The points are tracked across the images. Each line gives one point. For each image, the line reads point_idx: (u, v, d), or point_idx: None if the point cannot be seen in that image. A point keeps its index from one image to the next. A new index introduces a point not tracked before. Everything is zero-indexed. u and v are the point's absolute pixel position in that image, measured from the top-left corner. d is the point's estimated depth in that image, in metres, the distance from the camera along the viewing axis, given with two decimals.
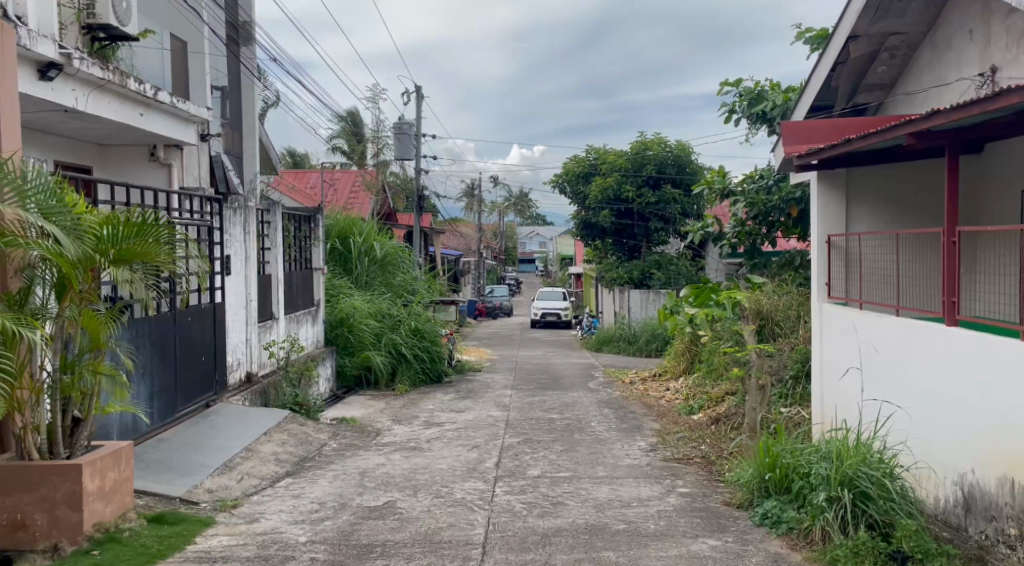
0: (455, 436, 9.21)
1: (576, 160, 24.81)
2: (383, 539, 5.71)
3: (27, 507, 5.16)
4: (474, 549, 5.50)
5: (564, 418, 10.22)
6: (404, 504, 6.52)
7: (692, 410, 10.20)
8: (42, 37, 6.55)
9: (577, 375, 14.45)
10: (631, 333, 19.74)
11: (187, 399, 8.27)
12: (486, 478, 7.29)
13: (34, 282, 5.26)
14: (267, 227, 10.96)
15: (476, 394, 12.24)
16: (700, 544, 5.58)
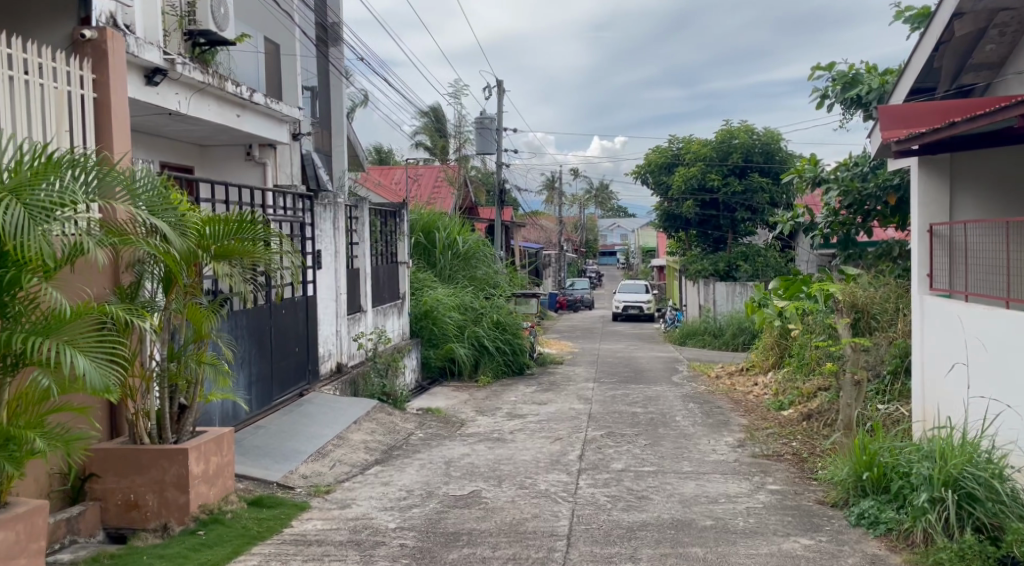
0: (538, 427, 9.28)
1: (659, 150, 24.59)
2: (469, 527, 5.82)
3: (140, 489, 5.44)
4: (559, 541, 5.55)
5: (648, 412, 10.17)
6: (489, 494, 6.63)
7: (782, 406, 10.02)
8: (148, 44, 6.85)
9: (660, 369, 14.35)
10: (717, 326, 19.46)
11: (282, 389, 8.57)
12: (570, 470, 7.34)
13: (144, 277, 5.54)
14: (356, 222, 11.23)
15: (559, 387, 12.29)
16: (793, 543, 5.51)
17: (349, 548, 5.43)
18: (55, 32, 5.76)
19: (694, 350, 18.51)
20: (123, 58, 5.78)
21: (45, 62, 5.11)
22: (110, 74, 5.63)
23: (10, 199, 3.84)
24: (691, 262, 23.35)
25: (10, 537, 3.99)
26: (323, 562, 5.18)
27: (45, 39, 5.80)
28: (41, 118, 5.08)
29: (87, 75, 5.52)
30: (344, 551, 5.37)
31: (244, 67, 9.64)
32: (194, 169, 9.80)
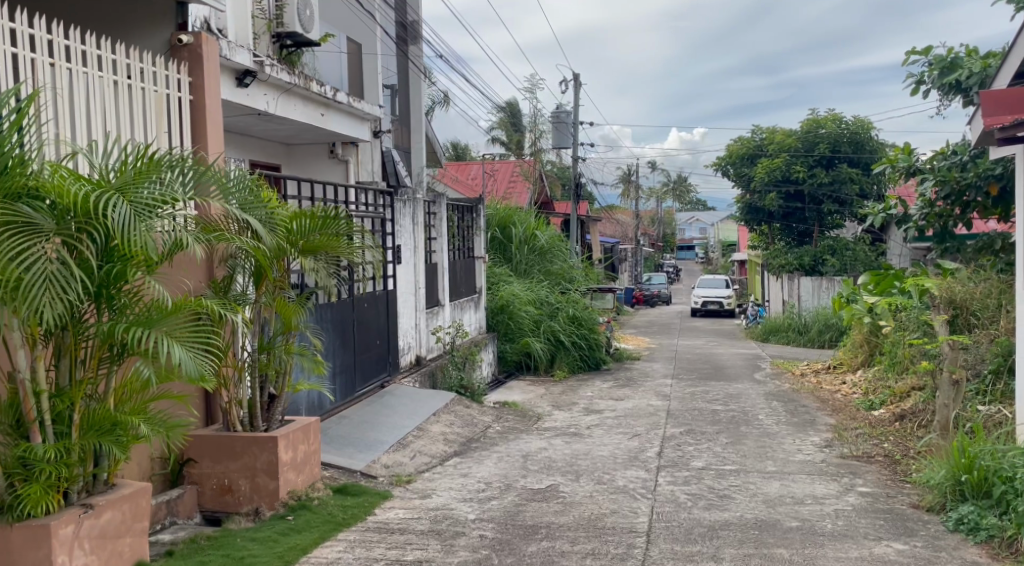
0: (616, 423, 9.29)
1: (741, 141, 24.24)
2: (547, 521, 5.89)
3: (233, 474, 5.68)
4: (638, 538, 5.57)
5: (729, 409, 10.07)
6: (567, 488, 6.68)
7: (873, 406, 9.81)
8: (239, 47, 7.13)
9: (742, 366, 14.16)
10: (802, 323, 19.07)
11: (364, 380, 8.80)
12: (649, 467, 7.34)
13: (236, 272, 5.76)
14: (434, 217, 11.38)
15: (636, 383, 12.24)
16: (884, 548, 5.40)
17: (431, 537, 5.55)
18: (152, 35, 6.01)
19: (778, 347, 18.20)
20: (217, 62, 6.01)
21: (144, 66, 5.37)
22: (204, 77, 5.87)
23: (117, 197, 3.94)
24: (774, 256, 22.91)
25: (118, 516, 4.20)
26: (406, 550, 5.31)
27: (144, 44, 6.03)
28: (141, 121, 5.32)
29: (184, 79, 5.77)
30: (425, 540, 5.49)
31: (328, 67, 9.90)
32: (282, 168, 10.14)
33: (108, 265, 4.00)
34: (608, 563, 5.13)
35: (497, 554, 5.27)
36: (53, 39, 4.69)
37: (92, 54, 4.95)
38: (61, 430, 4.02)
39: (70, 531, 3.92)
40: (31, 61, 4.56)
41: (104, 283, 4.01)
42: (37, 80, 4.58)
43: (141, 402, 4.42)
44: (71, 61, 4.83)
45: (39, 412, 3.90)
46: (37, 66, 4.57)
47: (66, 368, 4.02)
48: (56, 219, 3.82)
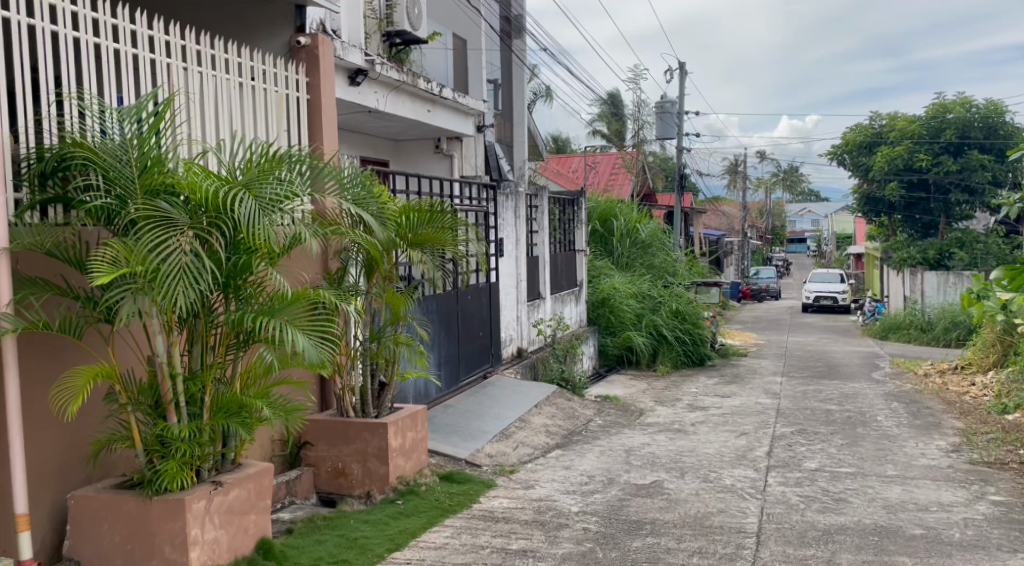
0: (722, 421, 9.18)
1: (859, 129, 23.49)
2: (653, 517, 5.90)
3: (347, 458, 5.92)
4: (748, 538, 5.51)
5: (845, 409, 9.80)
6: (672, 485, 6.67)
7: (1006, 409, 9.31)
8: (353, 48, 7.39)
9: (859, 365, 13.72)
10: (925, 320, 18.34)
11: (468, 370, 9.00)
12: (758, 467, 7.24)
13: (349, 264, 5.98)
14: (535, 210, 11.48)
15: (743, 380, 12.03)
16: (1019, 560, 5.18)
17: (534, 528, 5.64)
18: (268, 39, 6.30)
19: (899, 345, 17.54)
20: (332, 62, 6.26)
21: (266, 68, 5.64)
22: (321, 78, 6.13)
23: (244, 192, 4.15)
24: (897, 249, 22.11)
25: (243, 494, 4.46)
26: (511, 538, 5.40)
27: (264, 45, 6.30)
28: (263, 119, 5.61)
29: (302, 79, 6.04)
30: (529, 530, 5.58)
31: (435, 63, 10.13)
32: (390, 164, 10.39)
33: (235, 258, 4.23)
34: (717, 563, 5.10)
35: (601, 548, 5.31)
36: (186, 44, 4.99)
37: (220, 57, 5.24)
38: (194, 411, 4.29)
39: (202, 506, 4.17)
40: (167, 66, 4.86)
41: (232, 274, 4.25)
42: (173, 83, 4.89)
43: (265, 387, 4.67)
44: (201, 65, 5.14)
45: (175, 393, 4.18)
46: (173, 70, 4.88)
47: (198, 353, 4.29)
48: (190, 214, 4.07)
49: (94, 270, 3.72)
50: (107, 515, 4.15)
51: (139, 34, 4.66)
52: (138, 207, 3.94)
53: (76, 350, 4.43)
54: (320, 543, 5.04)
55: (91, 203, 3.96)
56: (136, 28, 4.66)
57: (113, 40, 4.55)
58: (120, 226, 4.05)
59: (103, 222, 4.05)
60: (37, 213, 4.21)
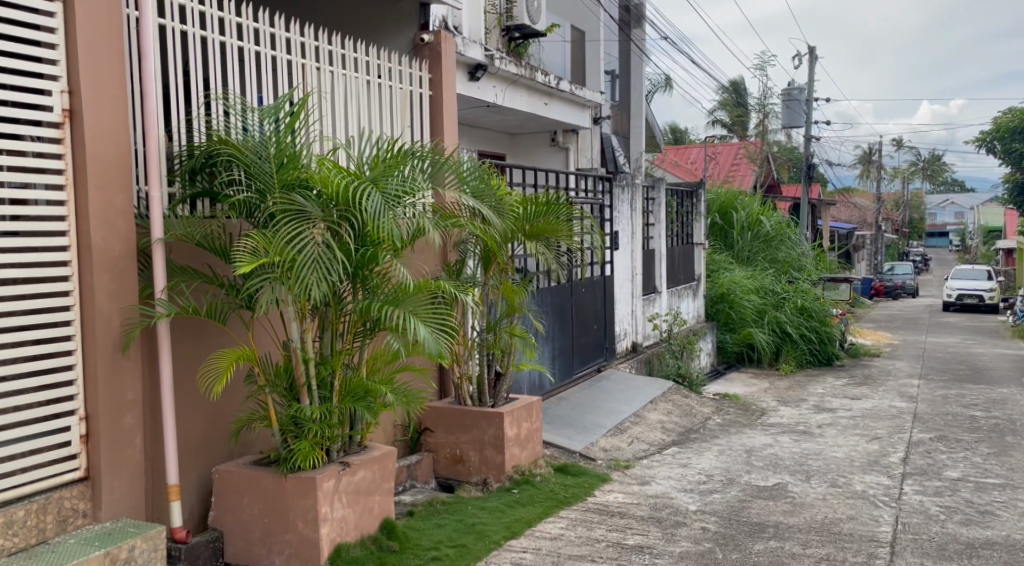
0: (852, 424, 8.88)
1: (1011, 114, 22.16)
2: (776, 520, 5.79)
3: (464, 445, 6.08)
4: (882, 548, 5.33)
5: (991, 416, 9.29)
6: (797, 489, 6.52)
7: None
8: (473, 43, 7.50)
9: (1008, 369, 12.95)
10: None
11: (582, 363, 9.04)
12: (892, 474, 6.98)
13: (467, 255, 6.10)
14: (652, 203, 11.38)
15: (875, 381, 11.56)
16: None
17: (651, 524, 5.63)
18: (392, 36, 6.50)
19: None
20: (453, 58, 6.42)
21: (391, 66, 5.85)
22: (443, 74, 6.29)
23: (372, 186, 4.31)
24: None
25: (369, 475, 4.66)
26: (627, 534, 5.41)
27: (386, 43, 6.50)
28: (389, 116, 5.83)
29: (425, 75, 6.22)
30: (646, 526, 5.57)
31: (553, 56, 10.16)
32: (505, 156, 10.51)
33: (363, 249, 4.41)
34: None
35: (721, 549, 5.25)
36: (319, 45, 5.23)
37: (350, 57, 5.47)
38: (325, 394, 4.51)
39: (332, 485, 4.38)
40: (302, 66, 5.11)
41: (360, 264, 4.42)
42: (308, 83, 5.13)
43: (390, 373, 4.84)
44: (333, 65, 5.37)
45: (308, 376, 4.41)
46: (307, 70, 5.12)
47: (328, 339, 4.51)
48: (322, 207, 4.28)
49: (237, 259, 3.96)
50: (246, 490, 4.42)
51: (277, 36, 4.92)
52: (276, 200, 4.17)
53: (220, 334, 4.74)
54: (440, 528, 5.20)
55: (235, 197, 4.23)
56: (274, 30, 4.92)
57: (254, 42, 4.82)
58: (260, 218, 4.30)
59: (245, 215, 4.31)
60: (188, 206, 4.54)
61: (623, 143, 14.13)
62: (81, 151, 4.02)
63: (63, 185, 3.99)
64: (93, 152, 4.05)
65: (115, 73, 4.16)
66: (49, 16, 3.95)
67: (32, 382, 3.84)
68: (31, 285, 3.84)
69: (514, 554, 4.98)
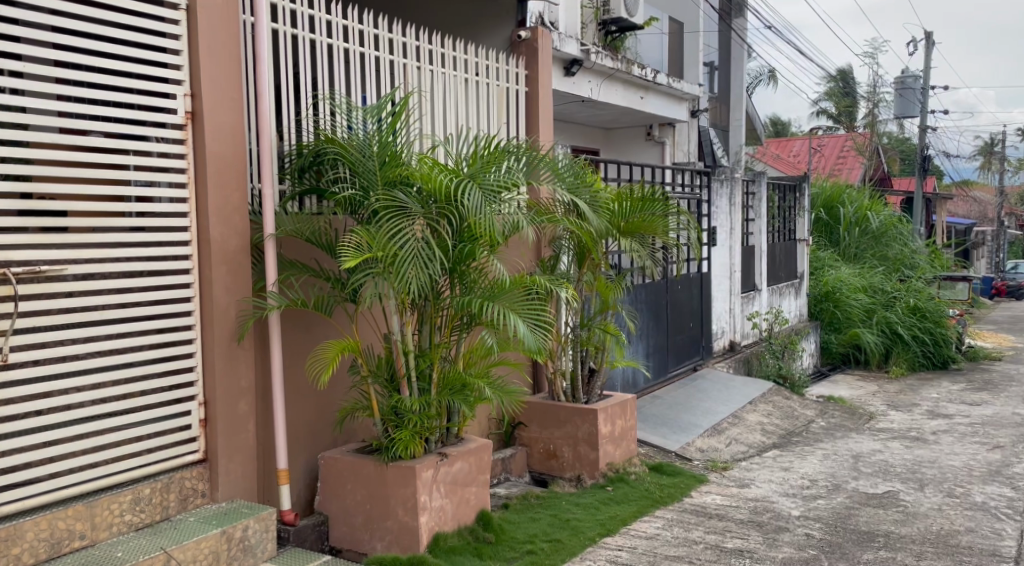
0: (969, 431, 8.50)
1: None
2: (886, 530, 5.61)
3: (558, 441, 6.11)
4: (1003, 563, 5.10)
5: None
6: (909, 498, 6.29)
7: None
8: (569, 38, 7.53)
9: None
10: None
11: (678, 362, 8.95)
12: (1015, 485, 6.65)
13: (561, 252, 6.11)
14: (752, 197, 11.15)
15: (996, 386, 10.99)
16: None
17: (751, 528, 5.53)
18: (490, 33, 6.58)
19: None
20: (551, 54, 6.44)
21: (489, 63, 5.94)
22: (539, 69, 6.33)
23: (470, 183, 4.38)
24: None
25: (466, 467, 4.75)
26: (726, 536, 5.34)
27: (484, 40, 6.59)
28: (486, 113, 5.92)
29: (522, 72, 6.28)
30: (746, 530, 5.48)
31: (650, 49, 10.09)
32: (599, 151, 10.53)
33: (462, 245, 4.49)
34: None
35: (826, 556, 5.12)
36: (421, 45, 5.35)
37: (450, 56, 5.57)
38: (424, 386, 4.61)
39: (430, 475, 4.48)
40: (404, 66, 5.24)
41: (459, 260, 4.50)
42: (410, 82, 5.26)
43: (485, 367, 4.91)
44: (433, 63, 5.49)
45: (408, 368, 4.54)
46: (408, 70, 5.25)
47: (427, 333, 4.62)
48: (423, 203, 4.37)
49: (343, 254, 4.08)
50: (350, 477, 4.58)
51: (380, 36, 5.06)
52: (378, 197, 4.29)
53: (326, 326, 4.93)
54: (535, 522, 5.26)
55: (341, 193, 4.39)
56: (377, 31, 5.06)
57: (359, 44, 4.98)
58: (363, 214, 4.44)
59: (349, 212, 4.47)
60: (297, 203, 4.74)
61: (721, 136, 13.91)
62: (201, 151, 4.25)
63: (185, 183, 4.23)
64: (212, 152, 4.27)
65: (232, 76, 4.38)
66: (174, 23, 4.18)
67: (157, 367, 4.09)
68: (155, 277, 4.09)
69: (610, 551, 4.98)
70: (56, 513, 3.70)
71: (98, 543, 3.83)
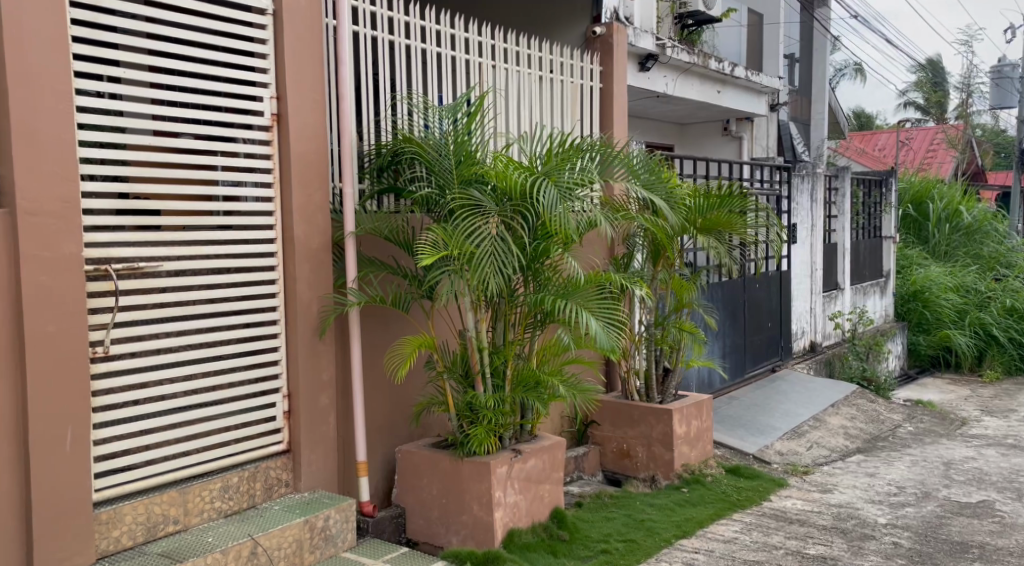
0: None
1: None
2: (980, 541, 5.38)
3: (631, 441, 6.08)
4: None
5: None
6: (1006, 508, 6.02)
7: None
8: (645, 33, 7.38)
9: None
10: None
11: (755, 362, 8.78)
12: None
13: (635, 249, 6.05)
14: (836, 193, 10.82)
15: None
16: None
17: (835, 535, 5.38)
18: (562, 30, 6.60)
19: None
20: (626, 50, 6.40)
21: (564, 60, 5.94)
22: (614, 65, 6.31)
23: (545, 180, 4.38)
24: None
25: (540, 464, 4.78)
26: (808, 542, 5.21)
27: (556, 38, 6.63)
28: (560, 110, 5.94)
29: (596, 68, 6.27)
30: (829, 537, 5.33)
31: (728, 42, 9.91)
32: (673, 147, 10.47)
33: (538, 243, 4.50)
34: None
35: None
36: (496, 43, 5.39)
37: (524, 54, 5.60)
38: (498, 383, 4.66)
39: (504, 472, 4.51)
40: (479, 66, 5.30)
41: (533, 258, 4.52)
42: (484, 81, 5.31)
43: (559, 364, 4.92)
44: (507, 61, 5.52)
45: (482, 365, 4.59)
46: (483, 69, 5.30)
47: (501, 330, 4.66)
48: (498, 201, 4.40)
49: (419, 252, 4.15)
50: (426, 471, 4.65)
51: (456, 36, 5.12)
52: (454, 196, 4.36)
53: (403, 322, 5.03)
54: (610, 521, 5.24)
55: (418, 192, 4.47)
56: (453, 31, 5.12)
57: (436, 43, 5.05)
58: (440, 213, 4.51)
59: (426, 210, 4.54)
60: (376, 202, 4.85)
61: (802, 130, 13.56)
62: (286, 153, 4.38)
63: (271, 183, 4.37)
64: (297, 152, 4.40)
65: (315, 79, 4.50)
66: (261, 28, 4.32)
67: (243, 360, 4.24)
68: (243, 274, 4.24)
69: (686, 553, 4.92)
70: (152, 499, 3.87)
71: (190, 528, 4.00)
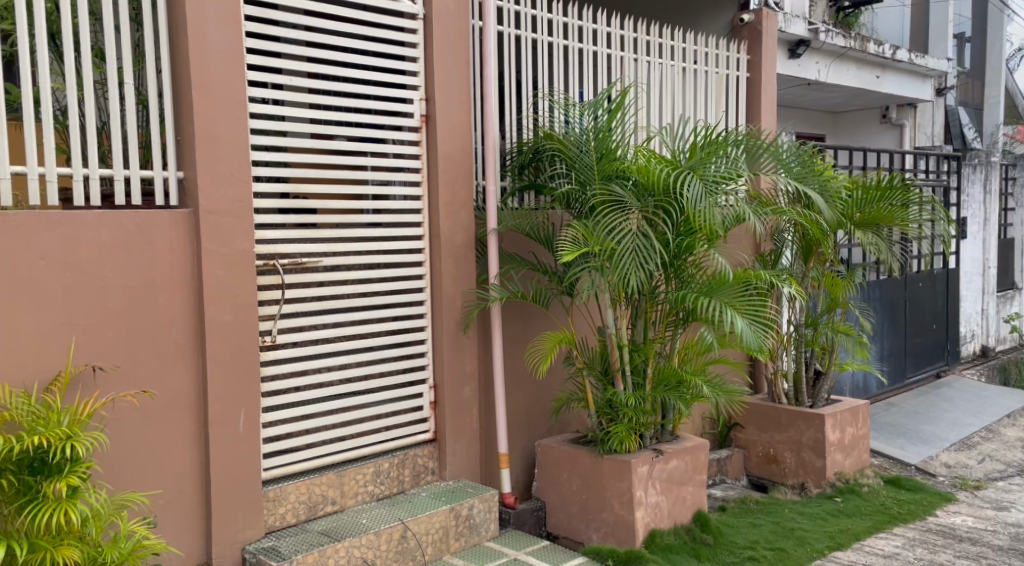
0: None
1: None
2: None
3: (779, 445, 5.84)
4: None
5: None
6: None
7: None
8: (795, 18, 7.04)
9: None
10: None
11: (917, 367, 8.21)
12: None
13: (784, 246, 5.78)
14: (1013, 183, 9.91)
15: None
16: None
17: (1012, 556, 4.93)
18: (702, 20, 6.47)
19: None
20: (775, 36, 6.13)
21: (707, 51, 5.77)
22: (762, 53, 6.07)
23: (689, 174, 4.26)
24: None
25: (682, 465, 4.68)
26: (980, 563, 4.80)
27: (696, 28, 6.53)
28: (703, 101, 5.79)
29: (742, 58, 6.06)
30: (1006, 558, 4.89)
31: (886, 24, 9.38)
32: (826, 137, 9.98)
33: (682, 239, 4.39)
34: None
35: None
36: (638, 36, 5.31)
37: (666, 45, 5.48)
38: (638, 380, 4.60)
39: (646, 471, 4.44)
40: (621, 59, 5.24)
41: (677, 254, 4.41)
42: (624, 76, 5.25)
43: (702, 363, 4.79)
44: (648, 54, 5.43)
45: (622, 362, 4.54)
46: (624, 62, 5.24)
47: (642, 327, 4.59)
48: (640, 197, 4.34)
49: (560, 249, 4.15)
50: (566, 466, 4.66)
51: (599, 30, 5.07)
52: (596, 192, 4.33)
53: (544, 318, 5.06)
54: (756, 527, 5.05)
55: (560, 189, 4.47)
56: (595, 26, 5.07)
57: (578, 39, 5.04)
58: (582, 209, 4.49)
59: (568, 205, 4.53)
60: (517, 199, 4.91)
61: (973, 115, 12.57)
62: (433, 152, 4.50)
63: (419, 181, 4.50)
64: (443, 151, 4.51)
65: (461, 78, 4.59)
66: (412, 32, 4.45)
67: (392, 352, 4.39)
68: (392, 269, 4.39)
69: None
70: (313, 479, 4.08)
71: (346, 509, 4.18)
